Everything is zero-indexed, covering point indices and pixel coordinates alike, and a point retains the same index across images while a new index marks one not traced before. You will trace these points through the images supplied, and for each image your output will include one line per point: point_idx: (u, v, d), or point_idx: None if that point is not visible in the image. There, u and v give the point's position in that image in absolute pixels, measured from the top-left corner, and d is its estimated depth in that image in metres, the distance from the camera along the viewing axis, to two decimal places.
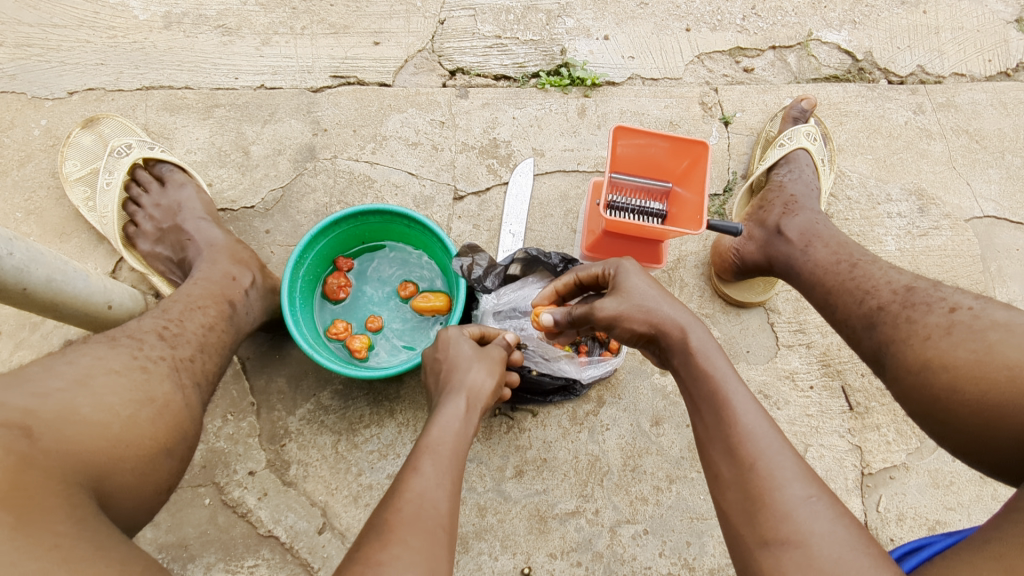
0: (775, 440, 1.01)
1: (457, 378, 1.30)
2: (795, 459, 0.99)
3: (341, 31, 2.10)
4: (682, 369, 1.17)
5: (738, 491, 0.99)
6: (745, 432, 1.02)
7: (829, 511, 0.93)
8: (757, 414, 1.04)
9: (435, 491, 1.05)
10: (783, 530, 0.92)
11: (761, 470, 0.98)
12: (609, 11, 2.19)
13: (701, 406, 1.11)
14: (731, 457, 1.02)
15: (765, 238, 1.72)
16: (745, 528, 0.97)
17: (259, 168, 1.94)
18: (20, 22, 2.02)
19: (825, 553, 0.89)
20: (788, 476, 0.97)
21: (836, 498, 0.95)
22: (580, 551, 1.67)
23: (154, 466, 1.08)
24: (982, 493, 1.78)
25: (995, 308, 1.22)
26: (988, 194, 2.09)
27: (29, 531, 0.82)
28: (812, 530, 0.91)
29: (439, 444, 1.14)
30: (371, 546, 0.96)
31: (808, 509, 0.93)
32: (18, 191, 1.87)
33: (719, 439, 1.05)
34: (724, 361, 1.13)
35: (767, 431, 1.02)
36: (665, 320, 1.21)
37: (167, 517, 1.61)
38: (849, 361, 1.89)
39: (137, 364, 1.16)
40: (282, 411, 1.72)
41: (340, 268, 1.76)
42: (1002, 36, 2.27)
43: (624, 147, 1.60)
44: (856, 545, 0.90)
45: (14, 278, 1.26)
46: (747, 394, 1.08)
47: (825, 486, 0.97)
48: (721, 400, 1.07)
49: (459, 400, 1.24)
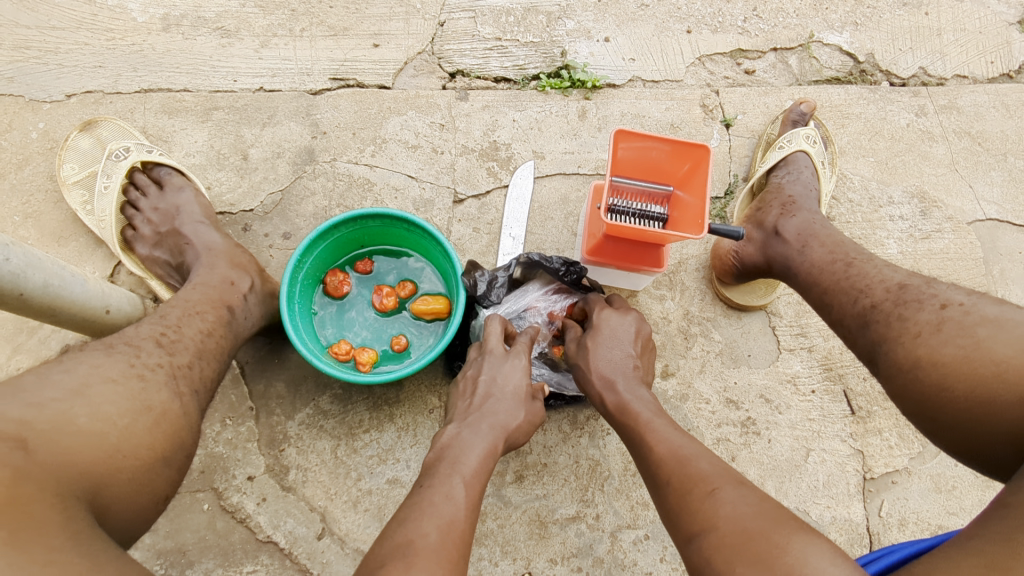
0: (687, 454, 1.15)
1: (501, 408, 1.34)
2: (707, 466, 1.12)
3: (340, 33, 2.09)
4: (614, 419, 1.36)
5: (666, 506, 1.11)
6: (661, 454, 1.18)
7: (734, 495, 1.03)
8: (670, 440, 1.21)
9: (461, 518, 1.08)
10: (698, 522, 1.02)
11: (676, 480, 1.11)
12: (610, 13, 2.18)
13: (633, 444, 1.27)
14: (655, 481, 1.16)
15: (763, 239, 1.71)
16: (677, 536, 1.06)
17: (258, 171, 1.94)
18: (17, 24, 2.02)
19: (731, 527, 0.98)
20: (697, 478, 1.09)
21: (745, 485, 1.05)
22: (581, 557, 1.67)
23: (152, 476, 1.07)
24: (984, 498, 1.78)
25: (986, 303, 1.21)
26: (991, 197, 2.08)
27: (23, 546, 0.81)
28: (719, 514, 1.01)
29: (474, 474, 1.17)
30: (393, 567, 0.95)
31: (715, 499, 1.03)
32: (16, 195, 1.86)
33: (646, 466, 1.20)
34: (646, 405, 1.33)
35: (681, 450, 1.17)
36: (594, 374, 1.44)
37: (166, 522, 1.61)
38: (851, 365, 1.88)
39: (134, 372, 1.15)
40: (281, 416, 1.71)
41: (360, 271, 1.77)
42: (1005, 37, 2.26)
43: (624, 151, 1.59)
44: (764, 517, 0.98)
45: (11, 284, 1.25)
46: (668, 427, 1.25)
47: (735, 481, 1.07)
48: (641, 435, 1.25)
49: (497, 435, 1.28)
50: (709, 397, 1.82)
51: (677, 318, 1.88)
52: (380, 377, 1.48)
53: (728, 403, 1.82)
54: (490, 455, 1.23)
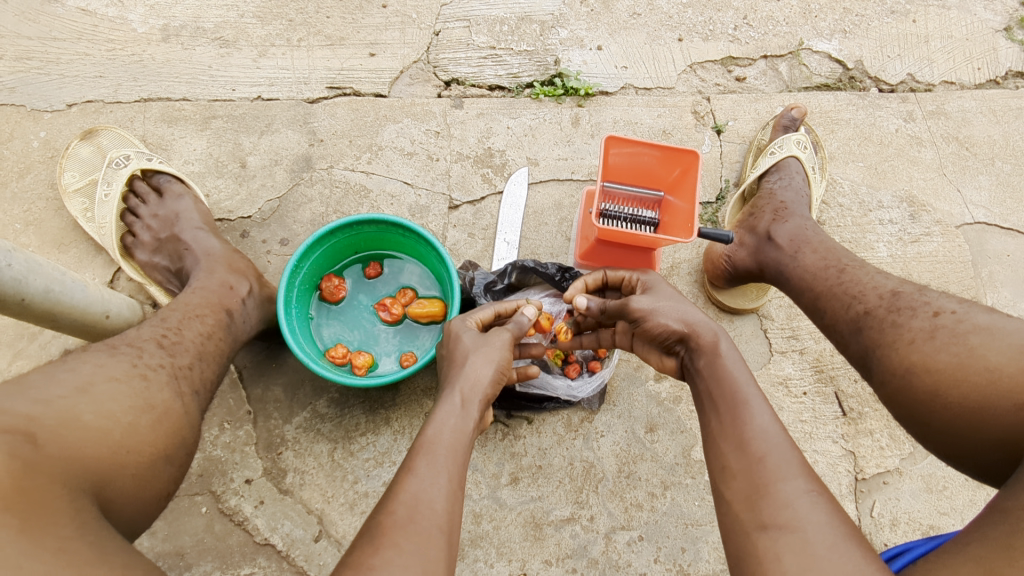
0: (783, 439, 1.07)
1: (455, 373, 1.29)
2: (800, 457, 1.05)
3: (337, 43, 2.13)
4: (703, 373, 1.25)
5: (743, 479, 1.05)
6: (758, 430, 1.09)
7: (825, 504, 0.98)
8: (769, 414, 1.11)
9: (430, 492, 1.07)
10: (782, 516, 0.98)
11: (769, 463, 1.04)
12: (602, 22, 2.22)
13: (719, 405, 1.17)
14: (742, 450, 1.08)
15: (756, 244, 1.74)
16: (746, 514, 1.02)
17: (256, 178, 1.96)
18: (19, 35, 2.05)
19: (817, 538, 0.94)
20: (790, 471, 1.02)
21: (833, 494, 1.00)
22: (575, 558, 1.68)
23: (154, 472, 1.09)
24: (976, 498, 1.79)
25: (978, 312, 1.24)
26: (979, 201, 2.11)
27: (33, 534, 0.83)
28: (808, 519, 0.96)
29: (436, 443, 1.14)
30: (365, 551, 0.99)
31: (808, 501, 0.98)
32: (17, 203, 1.88)
33: (732, 433, 1.12)
34: (746, 370, 1.21)
35: (779, 431, 1.09)
36: (700, 326, 1.31)
37: (164, 525, 1.62)
38: (842, 367, 1.90)
39: (137, 372, 1.18)
40: (279, 420, 1.73)
41: (368, 274, 1.81)
42: (991, 44, 2.30)
43: (616, 156, 1.62)
44: (846, 536, 0.94)
45: (12, 289, 1.27)
46: (764, 399, 1.16)
47: (824, 485, 1.02)
48: (738, 401, 1.15)
49: (454, 397, 1.23)
50: None
51: None
52: (376, 379, 1.50)
53: None
54: (464, 427, 1.19)
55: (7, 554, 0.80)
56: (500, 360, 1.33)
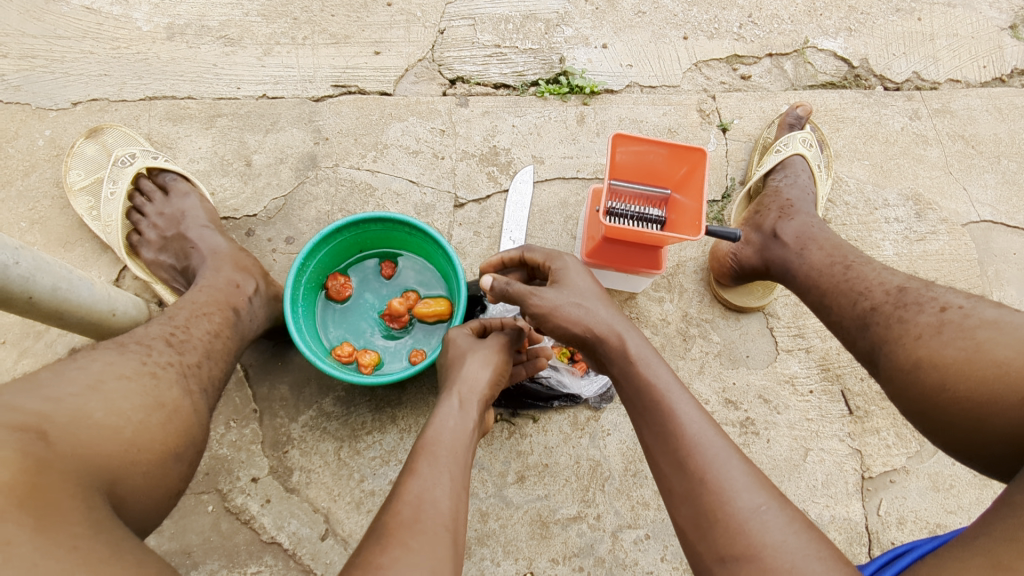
0: (721, 453, 1.04)
1: (455, 376, 1.31)
2: (743, 469, 1.03)
3: (342, 41, 2.13)
4: (623, 380, 1.21)
5: (689, 502, 1.03)
6: (692, 444, 1.06)
7: (780, 519, 0.96)
8: (699, 425, 1.09)
9: (433, 491, 1.06)
10: (738, 544, 0.95)
11: (711, 482, 1.01)
12: (607, 20, 2.22)
13: (649, 418, 1.14)
14: (681, 471, 1.06)
15: (761, 242, 1.73)
16: (700, 542, 1.00)
17: (261, 176, 1.96)
18: (24, 33, 2.05)
19: (778, 562, 0.91)
20: (737, 488, 1.00)
21: (786, 504, 0.98)
22: (582, 556, 1.68)
23: (164, 470, 1.09)
24: (982, 496, 1.79)
25: (985, 306, 1.23)
26: (985, 199, 2.11)
27: (48, 532, 0.82)
28: (765, 542, 0.93)
29: (437, 444, 1.14)
30: (372, 550, 0.97)
31: (760, 520, 0.96)
32: (22, 201, 1.88)
33: (668, 452, 1.09)
34: (665, 370, 1.18)
35: (714, 443, 1.06)
36: (603, 326, 1.25)
37: (171, 524, 1.62)
38: (849, 365, 1.90)
39: (147, 369, 1.18)
40: (285, 418, 1.73)
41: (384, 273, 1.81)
42: (997, 42, 2.29)
43: (623, 154, 1.62)
44: (809, 553, 0.92)
45: (20, 287, 1.27)
46: (691, 403, 1.13)
47: (775, 495, 1.00)
48: (665, 412, 1.12)
49: (452, 399, 1.24)
50: (708, 397, 1.84)
51: (676, 320, 1.91)
52: (383, 378, 1.49)
53: (727, 404, 1.84)
54: (463, 427, 1.20)
55: (24, 552, 0.79)
56: (495, 360, 1.35)
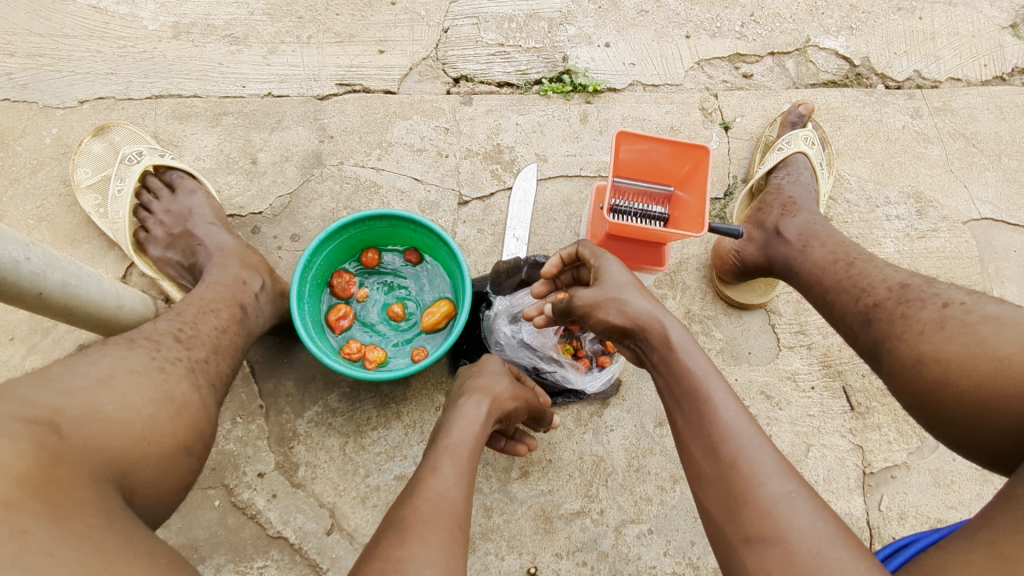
0: (756, 439, 1.04)
1: (481, 388, 1.38)
2: (775, 456, 1.02)
3: (346, 40, 2.14)
4: (662, 366, 1.19)
5: (718, 486, 1.03)
6: (726, 431, 1.06)
7: (807, 506, 0.96)
8: (734, 412, 1.08)
9: (452, 490, 1.08)
10: (765, 526, 0.95)
11: (742, 467, 1.01)
12: (610, 19, 2.23)
13: (684, 403, 1.14)
14: (712, 455, 1.05)
15: (764, 239, 1.75)
16: (727, 524, 1.00)
17: (267, 174, 1.98)
18: (31, 32, 2.06)
19: (805, 547, 0.91)
20: (768, 473, 1.00)
21: (815, 492, 0.98)
22: (586, 551, 1.69)
23: (174, 464, 1.11)
24: (983, 491, 1.80)
25: (987, 302, 1.24)
26: (985, 197, 2.12)
27: (61, 522, 0.84)
28: (792, 526, 0.94)
29: (457, 445, 1.19)
30: (390, 543, 0.97)
31: (787, 506, 0.96)
32: (30, 199, 1.90)
33: (701, 437, 1.08)
34: (704, 357, 1.16)
35: (746, 429, 1.05)
36: (644, 317, 1.23)
37: (178, 518, 1.63)
38: (850, 362, 1.91)
39: (156, 364, 1.19)
40: (291, 414, 1.75)
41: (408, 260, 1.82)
42: (998, 41, 2.31)
43: (626, 152, 1.63)
44: (834, 540, 0.92)
45: (30, 283, 1.28)
46: (727, 390, 1.12)
47: (804, 482, 1.00)
48: (702, 398, 1.11)
49: (478, 407, 1.31)
50: None
51: (678, 317, 1.92)
52: (385, 374, 1.50)
53: None
54: (482, 434, 1.25)
55: (39, 540, 0.80)
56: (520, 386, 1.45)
